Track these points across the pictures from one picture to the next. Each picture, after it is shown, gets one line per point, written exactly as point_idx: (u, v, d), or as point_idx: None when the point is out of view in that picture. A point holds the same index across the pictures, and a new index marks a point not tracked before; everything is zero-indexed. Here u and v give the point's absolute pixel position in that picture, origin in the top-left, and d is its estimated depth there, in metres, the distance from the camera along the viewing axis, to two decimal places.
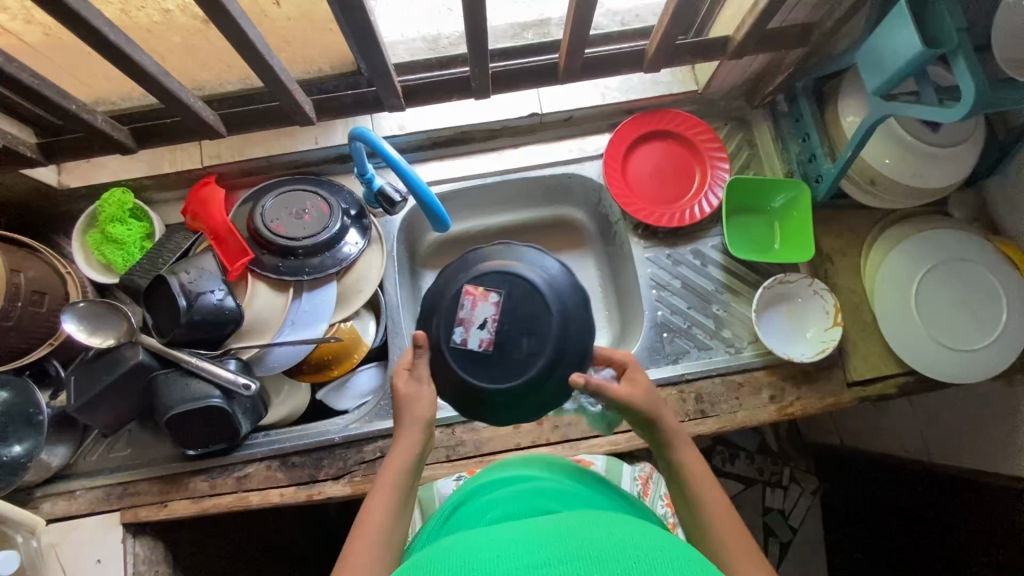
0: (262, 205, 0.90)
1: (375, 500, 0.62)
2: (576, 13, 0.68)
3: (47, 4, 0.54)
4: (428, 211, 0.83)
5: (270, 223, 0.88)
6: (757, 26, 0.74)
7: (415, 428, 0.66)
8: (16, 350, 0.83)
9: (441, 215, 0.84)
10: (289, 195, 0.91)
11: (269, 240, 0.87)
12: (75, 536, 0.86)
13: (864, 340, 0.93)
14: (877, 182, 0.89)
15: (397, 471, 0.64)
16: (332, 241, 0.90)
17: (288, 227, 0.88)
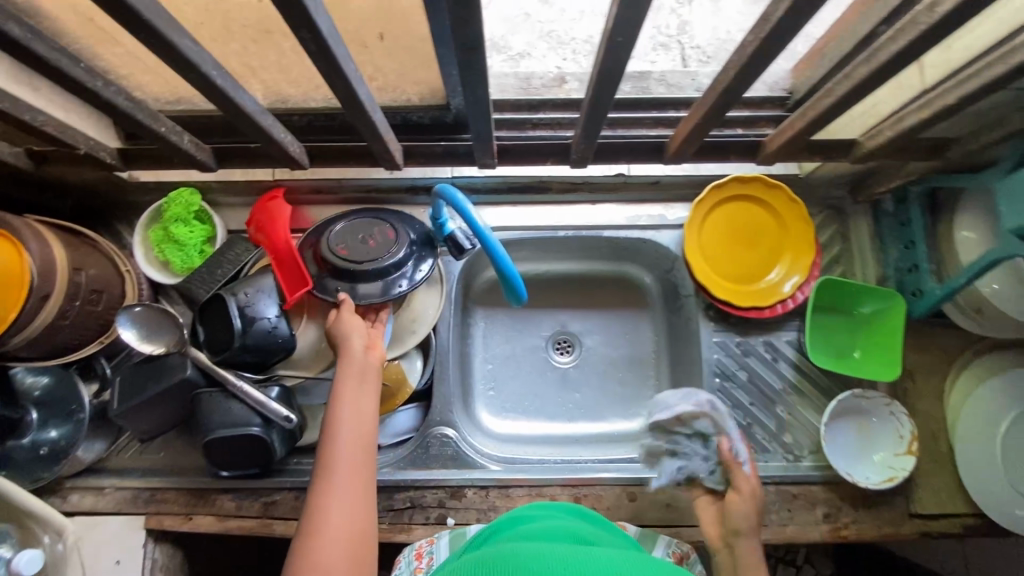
0: (330, 230, 0.86)
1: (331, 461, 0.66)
2: (709, 109, 0.62)
3: (164, 55, 0.50)
4: (505, 281, 0.77)
5: (336, 245, 0.84)
6: (896, 141, 0.67)
7: (352, 397, 0.72)
8: (67, 347, 0.81)
9: (518, 286, 0.78)
10: (358, 221, 0.87)
11: (332, 262, 0.83)
12: (98, 533, 0.86)
13: (935, 471, 0.87)
14: (983, 312, 0.82)
15: (346, 427, 0.69)
16: (396, 268, 0.84)
17: (352, 252, 0.83)
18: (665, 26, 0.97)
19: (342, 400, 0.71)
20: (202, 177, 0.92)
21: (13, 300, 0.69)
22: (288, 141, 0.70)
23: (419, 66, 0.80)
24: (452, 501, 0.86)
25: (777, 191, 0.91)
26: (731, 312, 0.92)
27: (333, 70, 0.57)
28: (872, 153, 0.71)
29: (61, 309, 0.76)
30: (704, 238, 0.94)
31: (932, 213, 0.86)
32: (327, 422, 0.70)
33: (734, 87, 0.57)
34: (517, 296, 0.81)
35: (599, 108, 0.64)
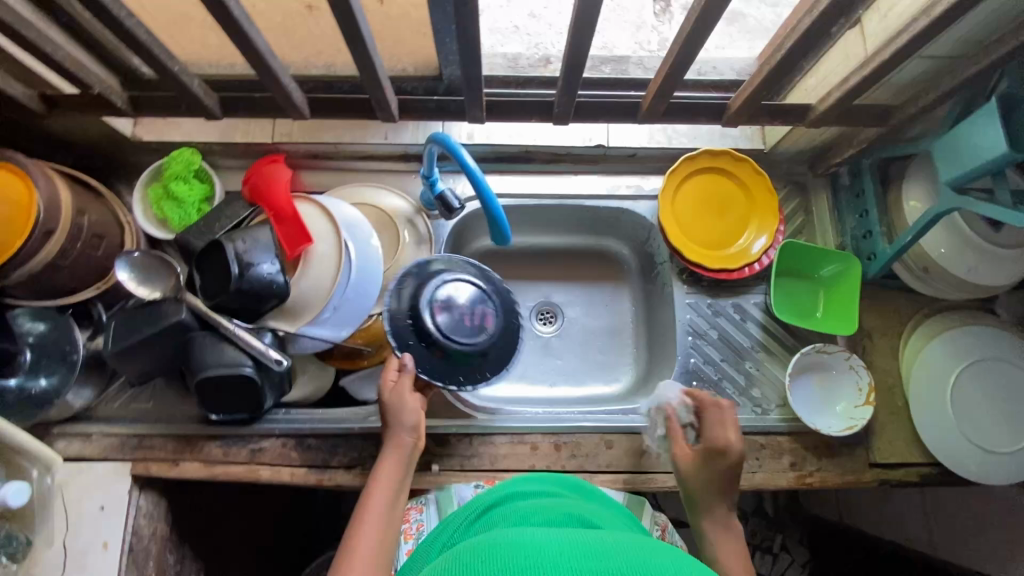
0: (437, 282, 0.81)
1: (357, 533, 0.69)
2: (675, 62, 0.69)
3: None
4: (493, 221, 0.84)
5: (431, 300, 0.79)
6: (842, 101, 0.75)
7: (386, 493, 0.74)
8: (66, 288, 0.84)
9: (504, 228, 0.85)
10: (467, 288, 0.81)
11: (420, 318, 0.79)
12: (84, 478, 0.87)
13: (891, 423, 0.93)
14: (930, 270, 0.90)
15: (377, 503, 0.73)
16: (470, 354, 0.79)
17: (439, 315, 0.79)
18: (646, 43, 1.03)
19: (375, 496, 0.73)
20: (203, 138, 0.97)
21: (21, 230, 0.73)
22: (292, 87, 0.76)
23: (414, 34, 0.87)
24: (437, 447, 0.89)
25: (744, 164, 0.99)
26: (703, 274, 0.98)
27: (339, 8, 0.63)
28: (824, 115, 0.79)
29: (63, 249, 0.78)
30: (678, 206, 1.00)
31: (883, 183, 0.93)
32: (352, 523, 0.71)
33: (695, 34, 0.64)
34: (501, 238, 0.88)
35: (578, 63, 0.71)
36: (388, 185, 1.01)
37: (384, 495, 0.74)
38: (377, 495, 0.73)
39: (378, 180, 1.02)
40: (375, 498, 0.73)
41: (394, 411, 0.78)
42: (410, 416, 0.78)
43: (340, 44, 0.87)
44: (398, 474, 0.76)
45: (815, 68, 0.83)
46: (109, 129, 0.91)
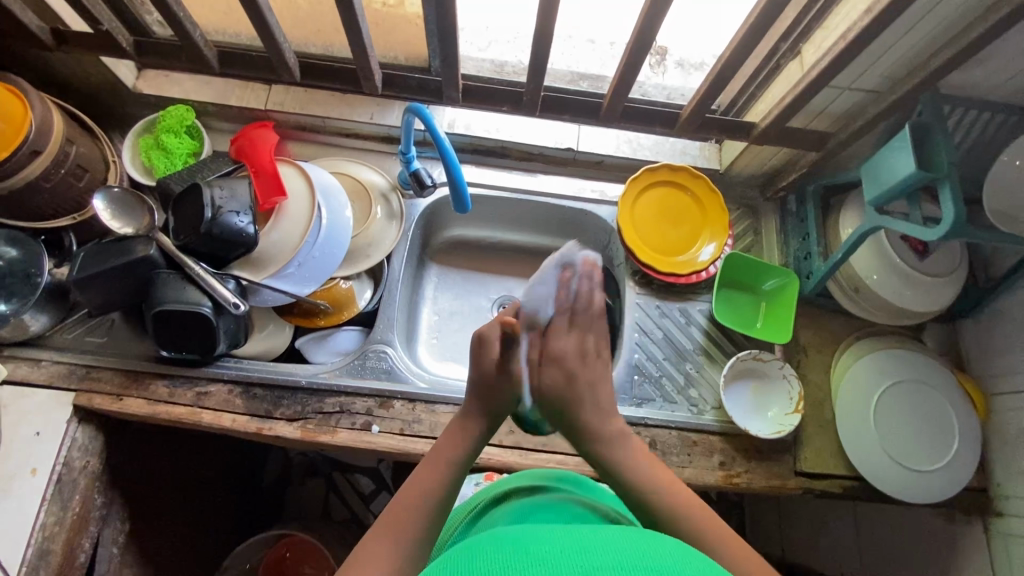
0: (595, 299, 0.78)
1: (404, 500, 0.59)
2: (629, 65, 0.77)
3: None
4: (455, 190, 0.87)
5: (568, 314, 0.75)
6: (780, 119, 0.83)
7: (451, 464, 0.64)
8: (43, 213, 0.87)
9: (464, 197, 0.88)
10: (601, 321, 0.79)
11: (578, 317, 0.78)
12: (25, 403, 0.88)
13: (819, 434, 0.96)
14: (860, 291, 0.97)
15: (433, 475, 0.62)
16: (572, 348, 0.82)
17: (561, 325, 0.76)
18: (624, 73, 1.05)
19: (441, 462, 0.64)
20: (199, 98, 1.03)
21: (8, 143, 0.77)
22: (286, 47, 0.82)
23: (406, 24, 0.95)
24: (380, 410, 0.91)
25: (699, 180, 1.07)
26: (654, 276, 1.04)
27: None
28: (766, 132, 0.87)
29: (46, 171, 0.82)
30: (637, 211, 1.07)
31: (824, 209, 1.01)
32: (404, 489, 0.61)
33: (645, 36, 0.72)
34: (463, 205, 0.90)
35: (544, 57, 0.79)
36: (369, 162, 1.07)
37: (449, 463, 0.64)
38: (440, 462, 0.64)
39: (361, 157, 1.08)
40: (428, 475, 0.62)
41: (480, 385, 0.70)
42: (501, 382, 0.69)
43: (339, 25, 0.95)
44: (468, 448, 0.67)
45: (763, 94, 0.92)
46: (112, 75, 0.97)
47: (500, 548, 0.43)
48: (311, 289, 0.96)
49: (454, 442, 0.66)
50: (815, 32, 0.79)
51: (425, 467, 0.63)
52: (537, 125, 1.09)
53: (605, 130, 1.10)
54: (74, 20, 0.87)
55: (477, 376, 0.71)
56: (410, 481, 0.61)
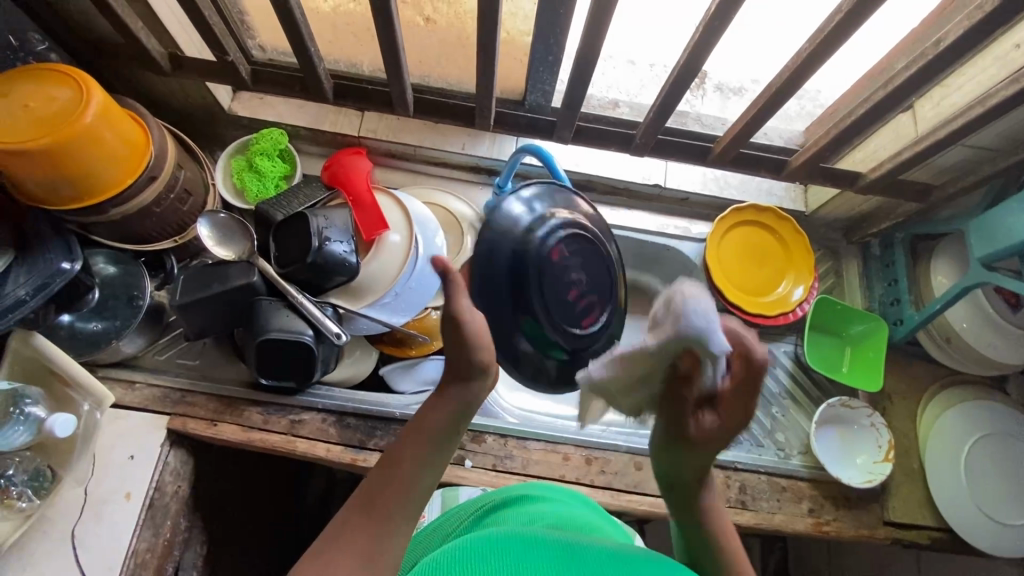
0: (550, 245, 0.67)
1: (387, 476, 0.49)
2: (755, 115, 0.77)
3: None
4: None
5: (553, 246, 0.66)
6: (895, 171, 0.83)
7: (430, 443, 0.52)
8: (148, 235, 0.87)
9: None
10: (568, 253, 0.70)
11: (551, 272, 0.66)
12: (118, 426, 0.87)
13: (907, 484, 0.96)
14: (951, 341, 0.97)
15: (417, 444, 0.51)
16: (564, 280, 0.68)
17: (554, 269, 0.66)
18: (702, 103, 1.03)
19: (418, 443, 0.52)
20: (293, 121, 1.03)
21: (130, 170, 0.76)
22: (409, 83, 0.82)
23: (512, 59, 0.95)
24: (472, 444, 0.91)
25: (786, 223, 1.07)
26: (740, 316, 1.04)
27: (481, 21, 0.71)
28: (874, 182, 0.87)
29: (157, 196, 0.82)
30: (722, 250, 1.07)
31: (913, 257, 1.01)
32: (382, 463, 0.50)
33: (784, 89, 0.72)
34: None
35: (668, 103, 0.79)
36: (456, 191, 1.08)
37: (423, 445, 0.52)
38: (415, 443, 0.51)
39: (447, 186, 1.09)
40: (412, 444, 0.51)
41: (459, 346, 0.55)
42: (480, 352, 0.57)
43: (447, 58, 0.96)
44: (451, 417, 0.55)
45: (864, 144, 0.93)
46: (211, 98, 0.97)
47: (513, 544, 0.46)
48: (403, 319, 0.96)
49: (441, 405, 0.55)
50: (934, 89, 0.80)
51: (408, 434, 0.52)
52: (624, 160, 1.09)
53: (691, 166, 1.10)
54: (189, 45, 0.87)
55: (450, 329, 0.56)
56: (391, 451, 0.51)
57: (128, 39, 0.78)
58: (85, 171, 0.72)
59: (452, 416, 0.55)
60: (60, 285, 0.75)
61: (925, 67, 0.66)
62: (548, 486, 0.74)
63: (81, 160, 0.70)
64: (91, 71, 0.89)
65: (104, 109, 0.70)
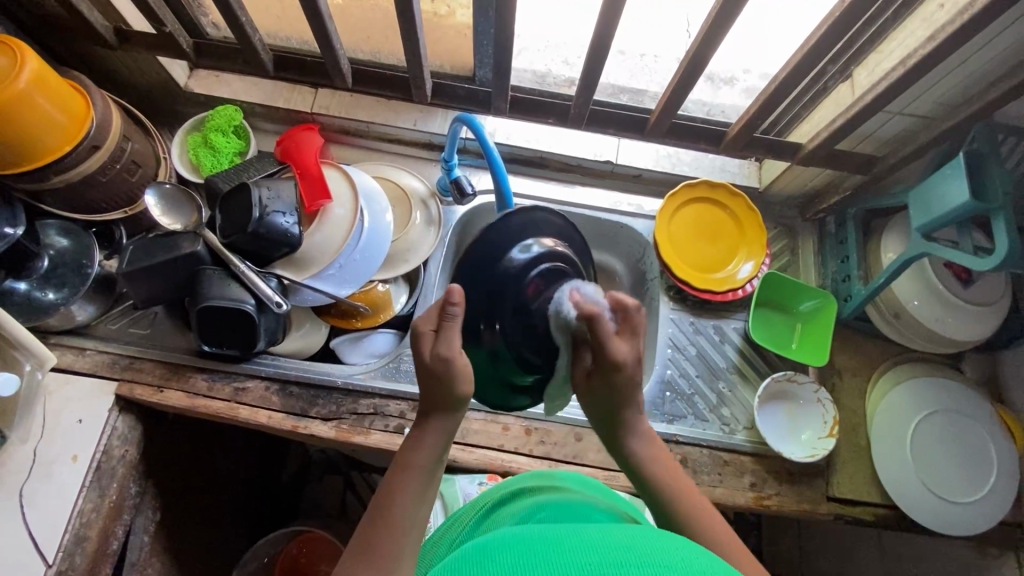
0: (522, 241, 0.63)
1: (388, 517, 0.54)
2: (681, 82, 0.78)
3: None
4: (502, 200, 0.87)
5: (529, 279, 0.61)
6: (830, 140, 0.83)
7: (418, 479, 0.57)
8: (96, 206, 0.89)
9: (510, 207, 0.88)
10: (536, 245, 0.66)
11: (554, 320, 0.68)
12: (67, 391, 0.89)
13: (853, 460, 0.95)
14: (900, 316, 0.96)
15: (410, 481, 0.57)
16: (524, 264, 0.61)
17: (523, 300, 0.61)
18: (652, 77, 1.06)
19: (407, 480, 0.57)
20: (247, 98, 1.04)
21: (70, 139, 0.78)
22: (341, 53, 0.84)
23: (456, 34, 0.95)
24: (413, 413, 0.92)
25: (739, 199, 1.06)
26: (689, 292, 1.04)
27: None
28: (813, 153, 0.86)
29: (102, 165, 0.84)
30: (672, 225, 1.06)
31: (865, 233, 1.00)
32: (378, 506, 0.55)
33: (702, 54, 0.72)
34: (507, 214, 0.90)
35: (594, 73, 0.79)
36: (409, 168, 1.09)
37: (411, 480, 0.57)
38: (404, 478, 0.57)
39: (401, 163, 1.10)
40: (403, 483, 0.57)
41: (427, 385, 0.60)
42: (460, 386, 0.59)
43: (389, 32, 0.96)
44: (439, 445, 0.60)
45: (808, 116, 0.92)
46: (164, 74, 0.99)
47: (520, 544, 0.46)
48: (349, 291, 0.97)
49: (429, 435, 0.60)
50: (869, 55, 0.79)
51: (400, 472, 0.58)
52: (577, 137, 1.09)
53: (644, 143, 1.10)
54: (134, 19, 0.89)
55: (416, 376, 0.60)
56: (385, 488, 0.57)
57: (68, 10, 0.80)
58: (22, 137, 0.74)
59: (433, 451, 0.59)
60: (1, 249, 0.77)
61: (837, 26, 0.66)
62: (534, 477, 0.73)
63: (16, 126, 0.73)
64: (43, 47, 0.91)
65: (39, 77, 0.73)
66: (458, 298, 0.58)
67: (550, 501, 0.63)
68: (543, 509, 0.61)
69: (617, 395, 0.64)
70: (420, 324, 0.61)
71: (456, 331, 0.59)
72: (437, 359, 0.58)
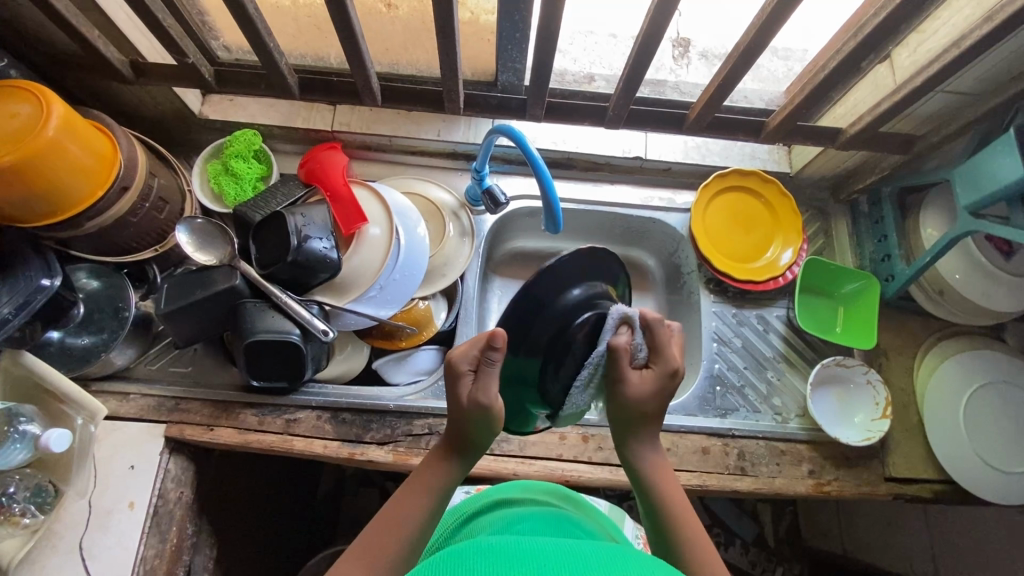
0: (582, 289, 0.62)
1: (385, 525, 0.58)
2: (726, 76, 0.76)
3: None
4: (548, 209, 0.85)
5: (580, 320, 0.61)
6: (873, 124, 0.82)
7: (426, 498, 0.61)
8: (128, 246, 0.87)
9: (557, 216, 0.87)
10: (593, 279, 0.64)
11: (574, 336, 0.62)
12: (116, 437, 0.87)
13: (907, 439, 0.95)
14: (945, 293, 0.96)
15: (413, 500, 0.61)
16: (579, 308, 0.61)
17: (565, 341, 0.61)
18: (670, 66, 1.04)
19: (408, 496, 0.61)
20: (265, 121, 1.02)
21: (101, 182, 0.76)
22: (372, 70, 0.82)
23: (480, 40, 0.93)
24: None
25: (771, 185, 1.05)
26: (729, 284, 1.03)
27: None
28: (854, 138, 0.86)
29: (133, 205, 0.82)
30: (706, 217, 1.06)
31: (901, 211, 1.00)
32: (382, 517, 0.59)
33: (752, 47, 0.70)
34: (552, 223, 0.88)
35: (636, 73, 0.78)
36: (435, 179, 1.07)
37: (421, 496, 0.61)
38: (413, 493, 0.61)
39: (425, 174, 1.08)
40: (410, 499, 0.61)
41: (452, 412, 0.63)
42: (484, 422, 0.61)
43: (411, 43, 0.94)
44: (446, 480, 0.64)
45: (844, 98, 0.91)
46: (180, 103, 0.96)
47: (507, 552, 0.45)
48: (390, 311, 0.96)
49: (438, 466, 0.64)
50: (910, 35, 0.78)
51: (405, 492, 0.62)
52: (603, 134, 1.07)
53: (671, 136, 1.08)
54: (150, 50, 0.86)
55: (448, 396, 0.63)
56: (392, 502, 0.61)
57: (84, 48, 0.77)
58: (55, 187, 0.72)
59: (448, 473, 0.64)
60: (43, 301, 0.75)
61: (894, 12, 0.64)
62: (524, 488, 0.74)
63: (50, 176, 0.70)
64: (55, 85, 0.88)
65: (67, 121, 0.70)
66: (502, 344, 0.57)
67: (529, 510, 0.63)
68: (531, 514, 0.62)
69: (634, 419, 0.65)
70: (461, 362, 0.61)
71: (493, 377, 0.59)
72: (473, 404, 0.60)
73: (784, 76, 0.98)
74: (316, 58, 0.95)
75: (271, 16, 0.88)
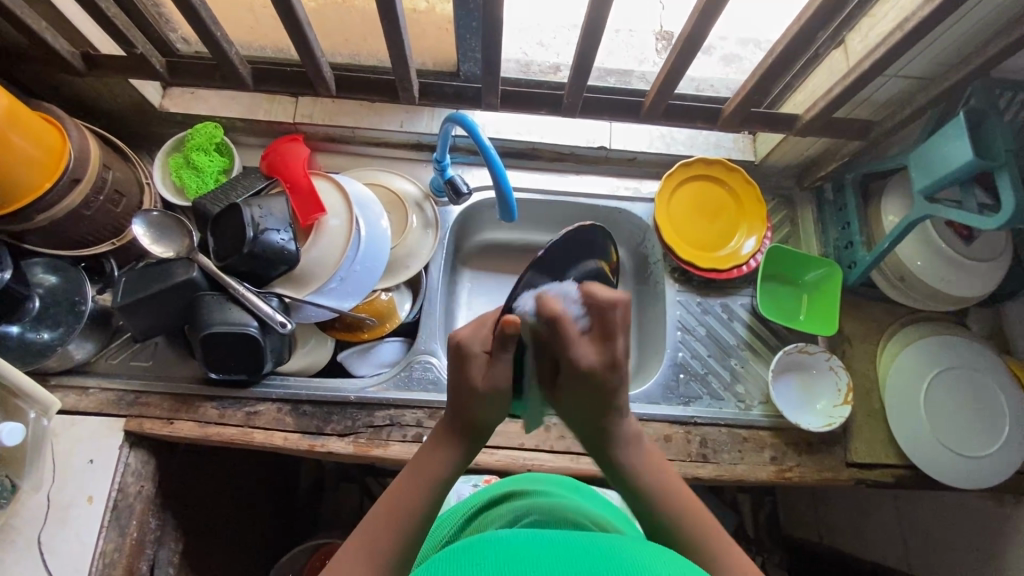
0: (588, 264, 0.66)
1: (390, 510, 0.57)
2: (676, 62, 0.76)
3: None
4: (502, 199, 0.85)
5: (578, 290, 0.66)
6: (827, 109, 0.82)
7: (428, 487, 0.59)
8: (84, 240, 0.86)
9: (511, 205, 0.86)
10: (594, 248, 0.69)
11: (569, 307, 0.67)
12: (76, 431, 0.87)
13: (869, 425, 0.96)
14: (906, 279, 0.96)
15: (416, 483, 0.59)
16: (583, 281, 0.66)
17: None
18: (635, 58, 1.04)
19: (410, 480, 0.60)
20: (226, 113, 1.01)
21: (50, 174, 0.76)
22: (323, 60, 0.81)
23: (438, 30, 0.92)
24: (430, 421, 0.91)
25: (736, 173, 1.05)
26: (694, 272, 1.03)
27: None
28: (810, 124, 0.86)
29: (86, 198, 0.81)
30: (670, 206, 1.06)
31: (864, 198, 1.00)
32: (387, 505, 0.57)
33: (697, 32, 0.70)
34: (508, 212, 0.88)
35: (587, 60, 0.77)
36: (399, 171, 1.07)
37: (426, 486, 0.59)
38: (418, 479, 0.59)
39: (390, 166, 1.08)
40: (413, 485, 0.59)
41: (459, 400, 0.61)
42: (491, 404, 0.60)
43: (368, 33, 0.93)
44: (450, 466, 0.61)
45: (803, 85, 0.91)
46: (138, 96, 0.95)
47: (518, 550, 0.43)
48: (353, 303, 0.95)
49: (444, 453, 0.62)
50: (861, 20, 0.78)
51: (410, 477, 0.60)
52: (567, 123, 1.07)
53: (637, 125, 1.08)
54: (103, 42, 0.86)
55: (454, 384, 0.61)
56: (396, 486, 0.59)
57: (31, 40, 0.76)
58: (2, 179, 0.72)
59: (455, 459, 0.62)
60: None
61: None
62: (528, 478, 0.74)
63: None
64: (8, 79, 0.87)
65: (10, 113, 0.70)
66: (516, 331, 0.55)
67: (536, 504, 0.63)
68: (536, 509, 0.61)
69: (602, 405, 0.62)
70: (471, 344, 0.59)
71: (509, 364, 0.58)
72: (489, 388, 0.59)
73: (746, 63, 0.98)
74: (273, 50, 0.94)
75: (224, 8, 0.88)
